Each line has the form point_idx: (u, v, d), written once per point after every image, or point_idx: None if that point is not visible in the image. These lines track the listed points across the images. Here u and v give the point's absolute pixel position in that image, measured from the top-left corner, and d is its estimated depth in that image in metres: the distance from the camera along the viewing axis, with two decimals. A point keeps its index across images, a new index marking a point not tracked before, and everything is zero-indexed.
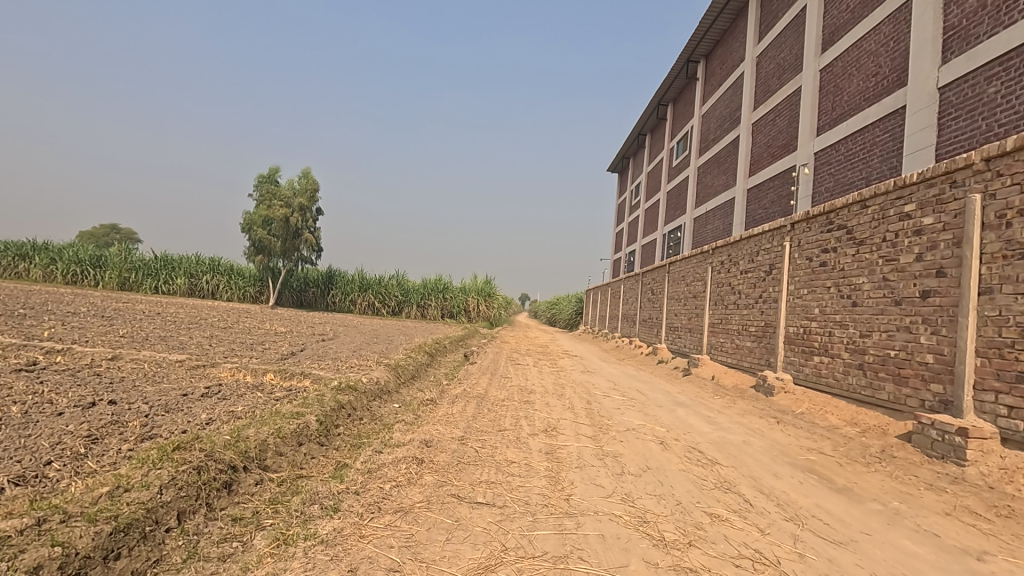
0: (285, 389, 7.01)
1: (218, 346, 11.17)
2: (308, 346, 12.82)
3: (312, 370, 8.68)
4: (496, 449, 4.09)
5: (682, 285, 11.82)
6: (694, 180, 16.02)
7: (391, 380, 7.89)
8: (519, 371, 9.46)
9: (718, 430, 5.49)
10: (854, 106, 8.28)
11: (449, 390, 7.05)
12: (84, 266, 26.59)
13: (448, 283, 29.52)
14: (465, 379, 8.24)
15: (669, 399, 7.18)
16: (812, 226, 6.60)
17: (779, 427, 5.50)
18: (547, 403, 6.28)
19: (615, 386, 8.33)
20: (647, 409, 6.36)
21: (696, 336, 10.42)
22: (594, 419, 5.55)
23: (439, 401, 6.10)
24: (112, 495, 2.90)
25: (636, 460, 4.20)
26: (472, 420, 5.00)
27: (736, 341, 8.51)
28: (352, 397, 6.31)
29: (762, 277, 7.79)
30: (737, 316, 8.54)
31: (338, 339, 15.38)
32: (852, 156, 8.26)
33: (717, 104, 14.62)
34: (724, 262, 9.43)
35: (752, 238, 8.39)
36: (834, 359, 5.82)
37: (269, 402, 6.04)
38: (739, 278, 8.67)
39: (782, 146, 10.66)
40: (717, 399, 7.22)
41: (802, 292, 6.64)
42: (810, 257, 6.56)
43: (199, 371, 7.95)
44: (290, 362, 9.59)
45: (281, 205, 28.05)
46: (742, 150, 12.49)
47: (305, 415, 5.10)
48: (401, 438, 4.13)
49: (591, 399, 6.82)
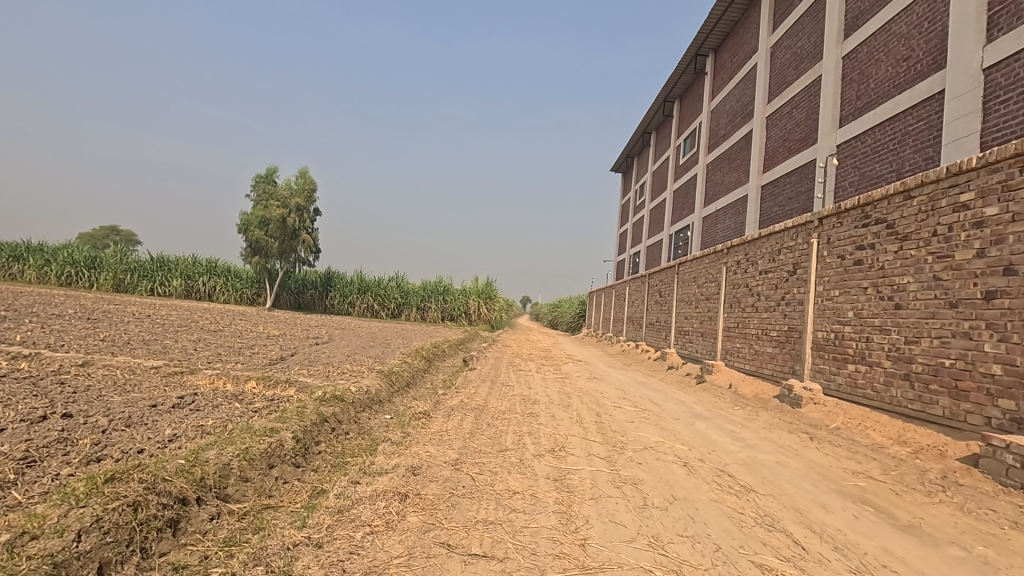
0: (266, 399, 6.42)
1: (203, 351, 10.57)
2: (300, 351, 12.22)
3: (300, 378, 8.08)
4: (496, 476, 3.49)
5: (693, 287, 11.22)
6: (703, 178, 15.43)
7: (383, 389, 7.31)
8: (521, 378, 8.85)
9: (745, 448, 4.89)
10: (882, 94, 7.69)
11: (445, 400, 6.44)
12: (79, 267, 26.03)
13: (449, 285, 28.94)
14: (464, 387, 7.64)
15: (685, 411, 6.58)
16: (844, 221, 6.01)
17: (814, 444, 4.89)
18: (553, 416, 5.68)
19: (626, 395, 7.72)
20: (663, 423, 5.75)
21: (709, 341, 9.83)
22: (606, 435, 4.94)
23: (433, 414, 5.50)
24: (13, 545, 2.31)
25: (659, 488, 3.60)
26: (468, 438, 4.40)
27: (755, 346, 7.91)
28: (338, 409, 5.70)
29: (785, 278, 7.20)
30: (756, 320, 7.95)
31: (332, 343, 14.77)
32: (880, 147, 7.67)
33: (728, 98, 14.04)
34: (740, 261, 8.84)
35: (772, 235, 7.79)
36: (872, 368, 5.22)
37: (245, 414, 5.45)
38: (758, 279, 8.07)
39: (800, 140, 10.08)
40: (739, 411, 6.62)
41: (832, 293, 6.04)
42: (842, 255, 5.96)
43: (176, 378, 7.35)
44: (277, 368, 9.00)
45: (278, 205, 27.51)
46: (755, 145, 11.91)
47: (280, 432, 4.50)
48: (384, 463, 3.54)
49: (601, 410, 6.23)
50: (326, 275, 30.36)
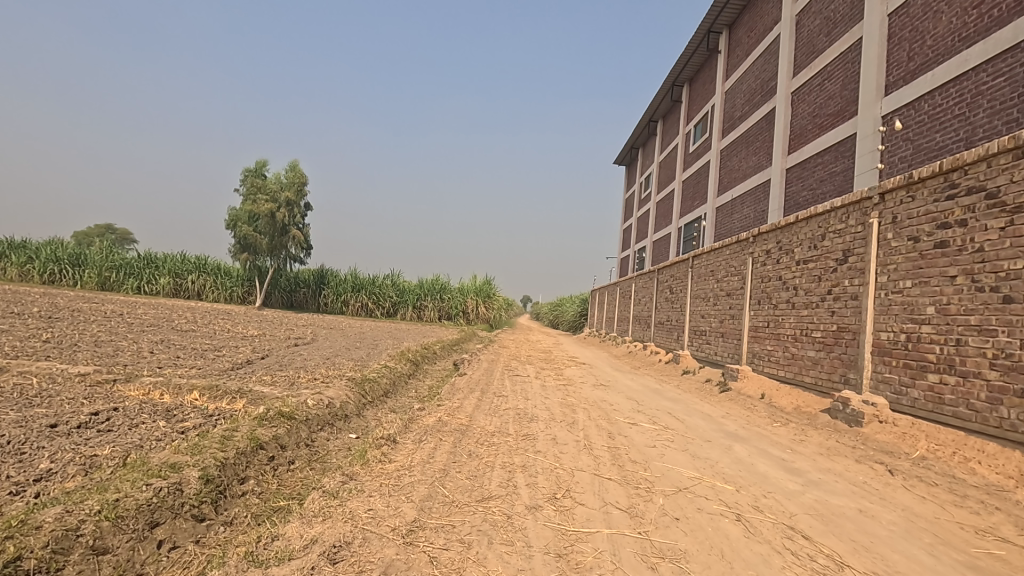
0: (202, 416, 5.20)
1: (160, 354, 9.34)
2: (273, 354, 10.97)
3: (256, 387, 6.87)
4: (468, 555, 2.29)
5: (711, 281, 10.03)
6: (716, 165, 14.26)
7: (351, 401, 6.10)
8: (517, 387, 7.62)
9: (809, 486, 3.71)
10: (945, 50, 6.50)
11: (421, 416, 5.26)
12: (62, 265, 24.76)
13: (446, 283, 27.76)
14: (448, 399, 6.43)
15: (716, 430, 5.38)
16: (917, 195, 4.81)
17: (900, 483, 3.71)
18: (554, 441, 4.48)
19: (640, 408, 6.52)
20: (693, 449, 4.55)
21: (731, 343, 8.65)
22: (624, 471, 3.74)
23: (401, 437, 4.31)
24: None
25: (715, 569, 2.40)
26: (438, 480, 3.21)
27: (792, 350, 6.75)
28: (283, 430, 4.52)
29: (833, 268, 6.02)
30: (793, 318, 6.78)
31: (314, 344, 13.63)
32: (942, 114, 6.51)
33: (745, 76, 12.87)
34: (771, 250, 7.65)
35: (812, 218, 6.60)
36: (968, 381, 4.04)
37: (159, 439, 4.24)
38: (795, 271, 6.89)
39: (833, 114, 8.89)
40: (781, 430, 5.43)
41: (903, 285, 4.85)
42: (917, 236, 4.76)
43: (104, 388, 6.14)
44: (237, 374, 7.83)
45: (266, 199, 26.35)
46: (779, 124, 10.72)
47: (182, 469, 3.29)
48: (297, 533, 2.34)
49: (613, 430, 5.03)
50: (318, 273, 29.15)
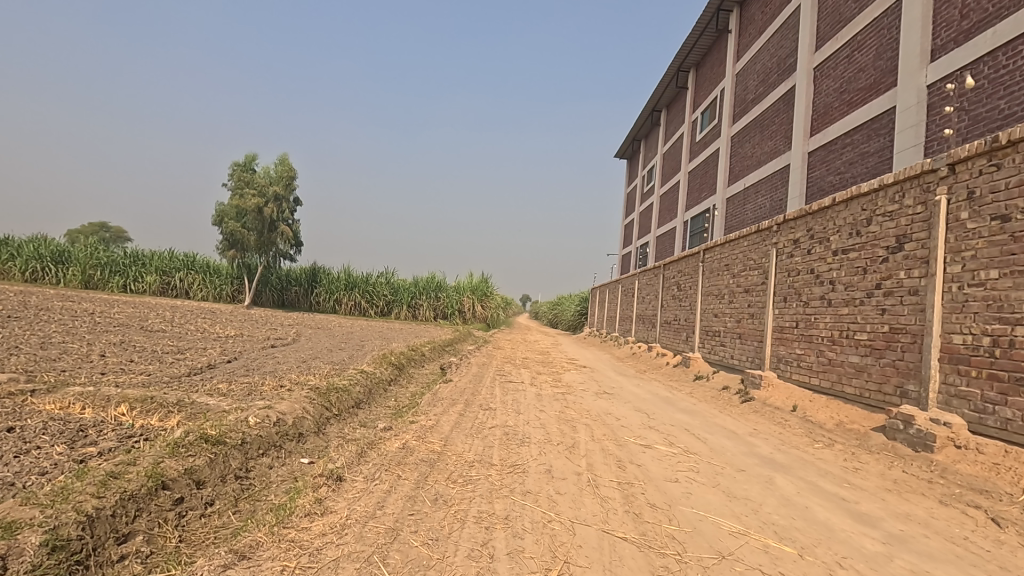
0: (114, 440, 4.18)
1: (112, 358, 8.32)
2: (243, 357, 9.92)
3: (202, 398, 5.85)
4: None
5: (725, 276, 9.05)
6: (726, 153, 13.29)
7: (308, 416, 5.09)
8: (509, 397, 6.61)
9: (893, 545, 2.74)
10: (1010, 2, 5.54)
11: (385, 438, 4.25)
12: (45, 262, 23.59)
13: (443, 281, 26.78)
14: (426, 413, 5.43)
15: (748, 455, 4.38)
16: (1003, 162, 3.84)
17: (1019, 543, 2.74)
18: (548, 475, 3.50)
19: (651, 423, 5.55)
20: (726, 485, 3.56)
21: (751, 344, 7.68)
22: (643, 526, 2.76)
23: (350, 471, 3.31)
24: None
25: None
26: (375, 555, 2.23)
27: (830, 354, 5.77)
28: (203, 460, 3.53)
29: (884, 257, 5.05)
30: (831, 316, 5.83)
31: (295, 345, 12.68)
32: (1007, 77, 5.54)
33: (758, 55, 11.90)
34: (800, 240, 6.68)
35: (855, 199, 5.62)
36: None
37: (34, 474, 3.23)
38: (833, 262, 5.91)
39: (865, 88, 7.92)
40: (826, 454, 4.45)
41: (986, 275, 3.87)
42: (1004, 214, 3.79)
43: (14, 400, 5.12)
44: (189, 382, 6.82)
45: (254, 193, 25.28)
46: (799, 103, 9.74)
47: (15, 534, 2.31)
48: None
49: (623, 457, 4.06)
50: (309, 271, 28.10)
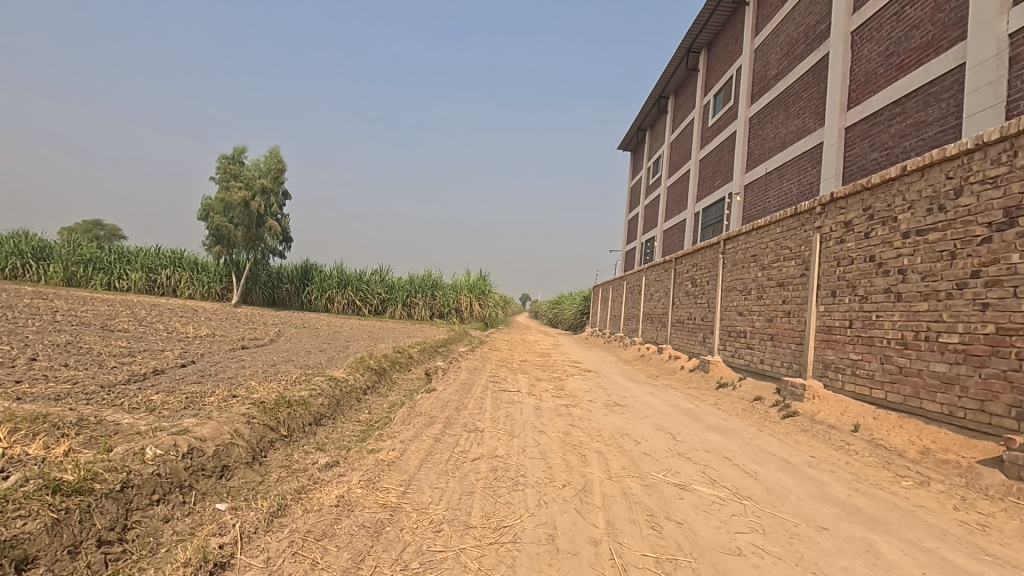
0: None
1: (45, 362, 7.12)
2: (204, 361, 8.71)
3: (118, 414, 4.65)
4: None
5: (753, 268, 7.87)
6: (743, 137, 12.14)
7: (239, 442, 3.92)
8: (502, 412, 5.45)
9: None
10: None
11: (324, 479, 3.08)
12: (25, 259, 22.19)
13: (439, 279, 25.61)
14: (394, 436, 4.27)
15: (821, 500, 3.23)
16: None
17: None
18: (552, 547, 2.34)
19: (680, 448, 4.40)
20: (813, 559, 2.41)
21: (788, 347, 6.52)
22: None
23: (245, 551, 2.14)
24: None
25: None
26: None
27: (903, 362, 4.59)
28: (32, 529, 2.34)
29: (988, 235, 3.88)
30: (903, 313, 4.66)
31: (273, 346, 11.54)
32: None
33: (781, 26, 10.78)
34: (854, 221, 5.51)
35: (936, 166, 4.46)
36: None
37: None
38: (903, 245, 4.75)
39: (919, 47, 6.77)
40: (926, 498, 3.30)
41: None
42: None
43: None
44: (119, 393, 5.64)
45: (241, 186, 24.10)
46: (834, 72, 8.59)
47: None
48: None
49: (656, 508, 2.91)
50: (301, 268, 26.90)
